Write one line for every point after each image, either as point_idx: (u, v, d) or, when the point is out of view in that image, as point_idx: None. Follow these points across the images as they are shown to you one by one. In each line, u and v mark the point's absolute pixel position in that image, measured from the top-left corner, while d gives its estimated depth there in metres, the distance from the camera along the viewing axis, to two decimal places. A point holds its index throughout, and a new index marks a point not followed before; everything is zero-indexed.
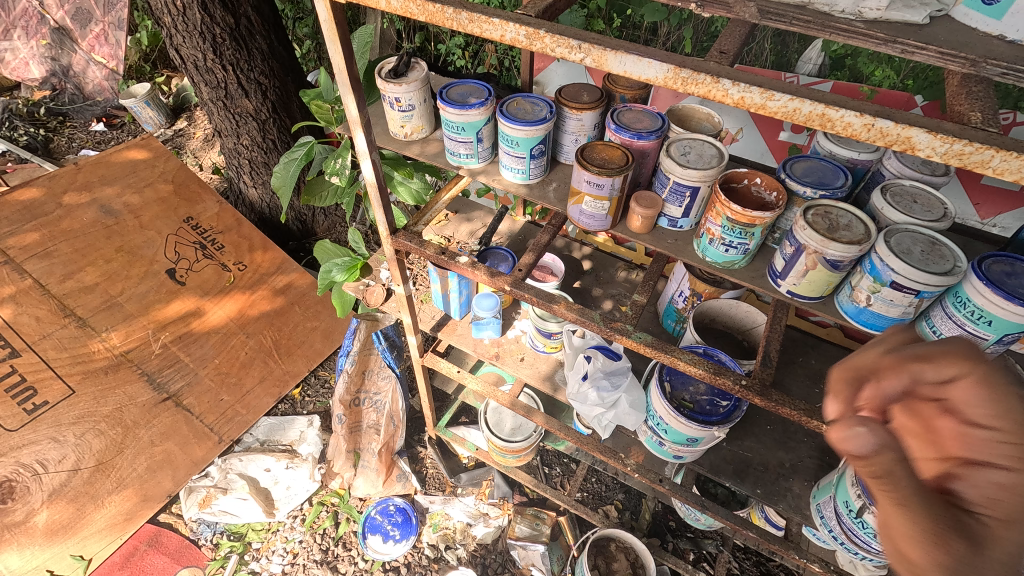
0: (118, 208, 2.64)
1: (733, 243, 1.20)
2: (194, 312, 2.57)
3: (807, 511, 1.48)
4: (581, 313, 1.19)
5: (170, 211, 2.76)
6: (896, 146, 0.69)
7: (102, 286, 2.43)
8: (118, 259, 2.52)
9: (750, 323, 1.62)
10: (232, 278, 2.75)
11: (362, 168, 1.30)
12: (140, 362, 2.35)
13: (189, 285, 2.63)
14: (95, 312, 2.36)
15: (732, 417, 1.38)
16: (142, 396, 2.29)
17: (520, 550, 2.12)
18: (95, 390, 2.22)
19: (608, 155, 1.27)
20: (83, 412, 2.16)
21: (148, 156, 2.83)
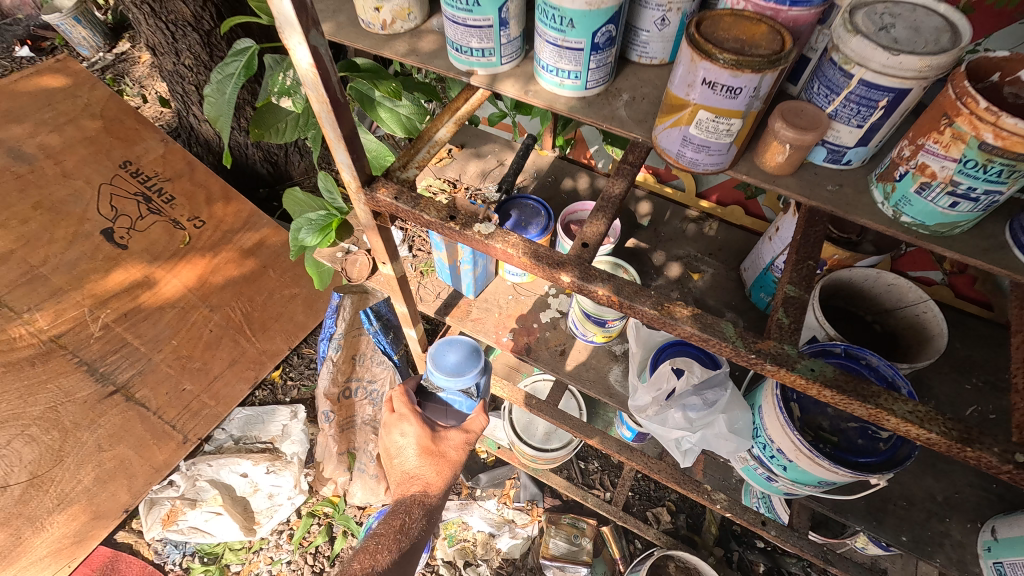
0: (32, 151, 2.05)
1: (971, 192, 0.67)
2: (144, 281, 2.08)
3: (974, 568, 1.05)
4: (704, 327, 0.67)
5: (102, 154, 2.18)
6: None
7: (18, 254, 1.90)
8: (37, 218, 1.97)
9: (896, 302, 1.12)
10: (187, 238, 2.21)
11: (294, 52, 0.68)
12: (75, 349, 1.89)
13: (133, 249, 2.10)
14: (10, 291, 1.86)
15: (898, 457, 0.89)
16: (86, 390, 1.86)
17: (556, 572, 1.70)
18: (19, 386, 1.76)
19: (745, 34, 0.69)
20: (6, 415, 1.72)
21: (66, 84, 2.22)
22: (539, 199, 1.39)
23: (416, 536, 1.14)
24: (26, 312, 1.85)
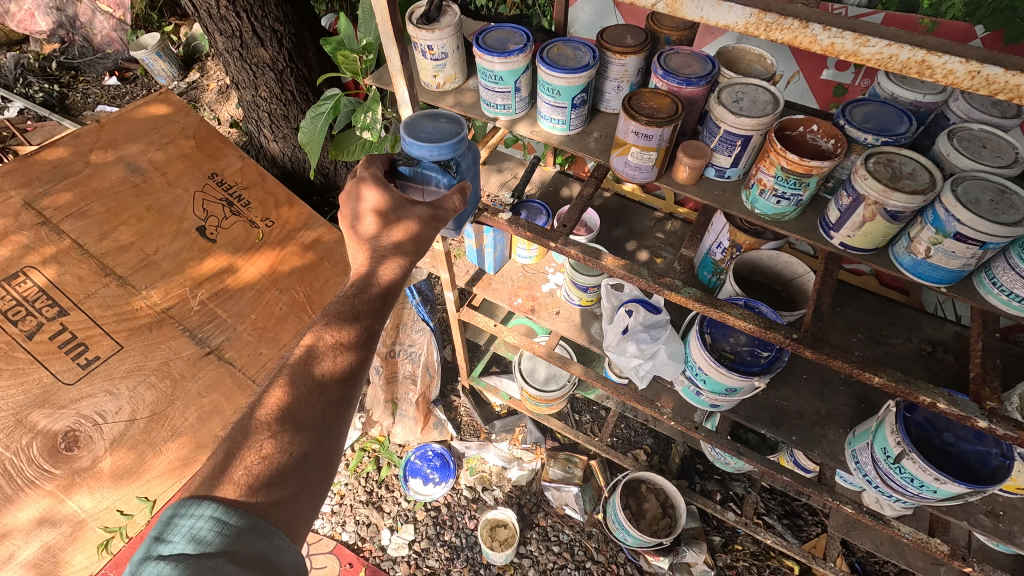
0: (144, 165, 2.35)
1: (786, 194, 1.16)
2: (229, 270, 2.31)
3: (842, 456, 1.52)
4: (629, 268, 1.19)
5: (194, 166, 2.47)
6: (1001, 92, 0.73)
7: (137, 245, 2.15)
8: (150, 217, 2.24)
9: (791, 274, 1.60)
10: (260, 235, 2.48)
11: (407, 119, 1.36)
12: (181, 319, 2.09)
13: (220, 242, 2.35)
14: (133, 272, 2.09)
15: (773, 367, 1.41)
16: (189, 350, 2.04)
17: (554, 491, 2.28)
18: (143, 345, 1.98)
19: (656, 104, 1.21)
20: (133, 366, 1.93)
21: (167, 110, 2.54)
22: (542, 202, 1.90)
23: (357, 359, 1.10)
24: (144, 289, 2.08)
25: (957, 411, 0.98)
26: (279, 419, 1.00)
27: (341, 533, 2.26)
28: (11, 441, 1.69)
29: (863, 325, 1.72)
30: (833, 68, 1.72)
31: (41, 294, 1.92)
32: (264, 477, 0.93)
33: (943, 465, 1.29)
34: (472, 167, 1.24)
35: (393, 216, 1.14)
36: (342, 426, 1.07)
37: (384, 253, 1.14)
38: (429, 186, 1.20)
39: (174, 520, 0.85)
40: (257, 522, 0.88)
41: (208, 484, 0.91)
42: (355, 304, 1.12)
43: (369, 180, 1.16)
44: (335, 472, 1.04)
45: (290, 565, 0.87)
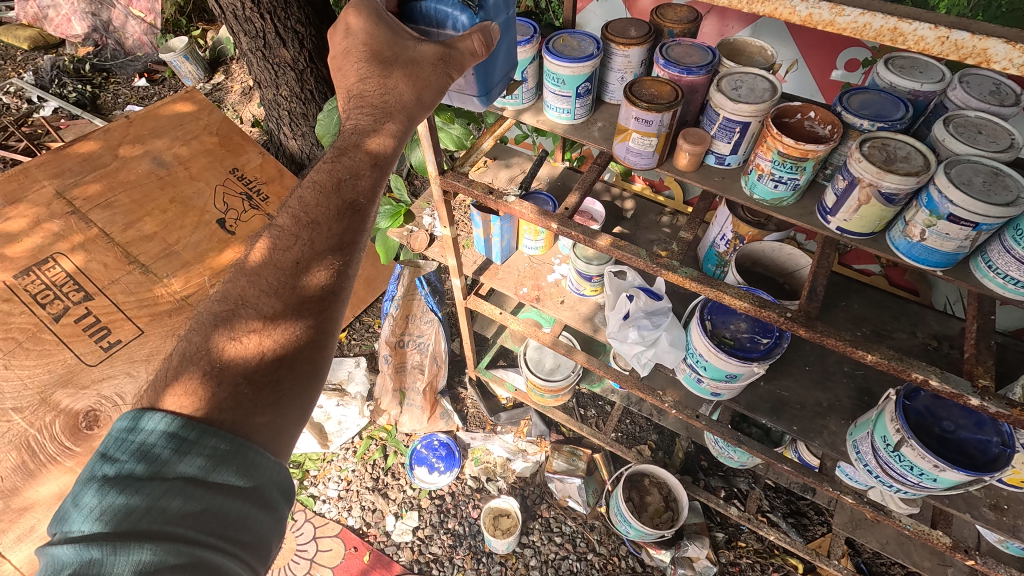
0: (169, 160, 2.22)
1: (784, 178, 1.19)
2: None
3: (843, 447, 1.51)
4: (627, 250, 1.31)
5: (217, 162, 2.34)
6: (970, 57, 0.80)
7: (160, 235, 2.02)
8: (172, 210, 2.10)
9: (793, 266, 1.62)
10: None
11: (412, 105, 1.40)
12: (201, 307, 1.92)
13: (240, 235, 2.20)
14: (156, 260, 1.96)
15: (772, 353, 1.44)
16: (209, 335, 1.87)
17: (557, 483, 2.35)
18: (164, 330, 1.82)
19: (657, 91, 1.26)
20: (154, 350, 1.78)
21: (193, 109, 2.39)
22: (549, 195, 1.95)
23: (337, 236, 1.06)
24: (165, 276, 1.94)
25: (949, 388, 1.02)
26: (246, 318, 0.98)
27: (347, 518, 2.35)
28: (34, 419, 1.56)
29: (867, 319, 1.71)
30: (843, 69, 1.74)
31: (69, 281, 1.78)
32: (228, 385, 0.92)
33: (943, 453, 1.28)
34: (500, 3, 1.16)
35: (384, 60, 1.11)
36: (321, 325, 1.04)
37: (370, 108, 1.12)
38: (447, 25, 1.17)
39: (124, 437, 0.84)
40: (224, 437, 0.87)
41: (164, 394, 0.90)
42: (330, 175, 1.08)
43: (362, 9, 1.11)
44: (318, 375, 1.03)
45: (266, 482, 0.90)
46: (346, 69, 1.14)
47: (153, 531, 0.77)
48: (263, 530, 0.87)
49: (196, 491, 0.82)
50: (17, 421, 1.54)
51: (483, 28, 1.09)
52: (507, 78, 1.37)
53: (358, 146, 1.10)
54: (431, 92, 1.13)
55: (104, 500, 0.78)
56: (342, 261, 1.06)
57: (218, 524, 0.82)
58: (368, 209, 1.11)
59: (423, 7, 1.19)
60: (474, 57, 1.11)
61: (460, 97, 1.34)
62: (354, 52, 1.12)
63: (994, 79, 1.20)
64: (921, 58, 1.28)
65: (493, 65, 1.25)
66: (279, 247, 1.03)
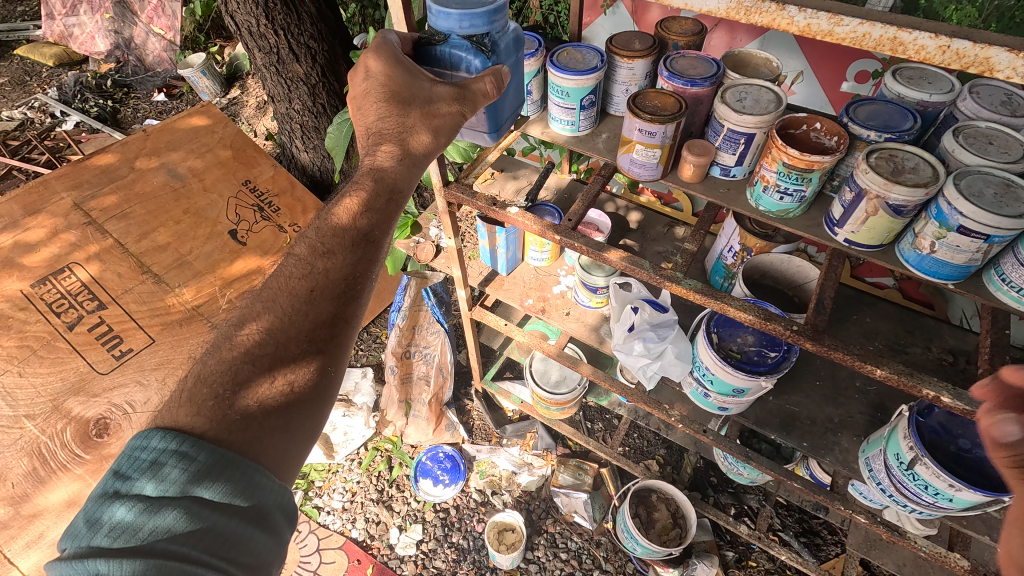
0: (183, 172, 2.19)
1: (789, 190, 1.18)
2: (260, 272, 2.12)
3: (855, 464, 1.47)
4: (632, 261, 1.29)
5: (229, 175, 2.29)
6: (973, 66, 0.79)
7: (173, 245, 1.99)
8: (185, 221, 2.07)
9: (802, 279, 1.59)
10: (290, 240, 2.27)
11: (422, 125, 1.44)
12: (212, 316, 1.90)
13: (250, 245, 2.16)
14: (169, 270, 1.93)
15: (780, 367, 1.41)
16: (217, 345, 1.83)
17: (563, 497, 2.32)
18: (174, 338, 1.81)
19: (660, 103, 1.26)
20: (164, 358, 1.77)
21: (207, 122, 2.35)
22: (555, 206, 1.96)
23: (350, 265, 1.06)
24: (177, 286, 1.91)
25: (961, 405, 1.00)
26: (261, 342, 0.98)
27: (351, 530, 2.33)
28: (45, 426, 1.55)
29: (880, 333, 1.67)
30: (852, 80, 1.73)
31: (84, 290, 1.78)
32: (240, 406, 0.91)
33: (959, 472, 1.25)
34: (507, 46, 1.19)
35: (401, 100, 1.11)
36: (330, 351, 1.04)
37: (390, 146, 1.12)
38: (460, 68, 1.17)
39: (135, 454, 0.84)
40: (234, 458, 0.87)
41: (178, 413, 0.89)
42: (348, 209, 1.09)
43: (381, 51, 1.10)
44: (324, 401, 1.03)
45: (271, 504, 0.88)
46: (365, 109, 1.14)
47: (159, 548, 0.75)
48: (266, 555, 0.85)
49: (202, 511, 0.81)
50: (29, 428, 1.54)
51: (498, 70, 1.10)
52: (513, 116, 1.39)
53: (381, 175, 1.11)
54: (448, 130, 1.14)
55: (113, 517, 0.78)
56: (355, 290, 1.07)
57: (222, 545, 0.80)
58: (382, 241, 1.11)
59: (435, 51, 1.18)
60: (487, 99, 1.11)
61: (469, 134, 1.35)
62: (373, 93, 1.11)
63: (1006, 89, 1.18)
64: (930, 69, 1.27)
65: (502, 104, 1.28)
66: (295, 276, 1.04)
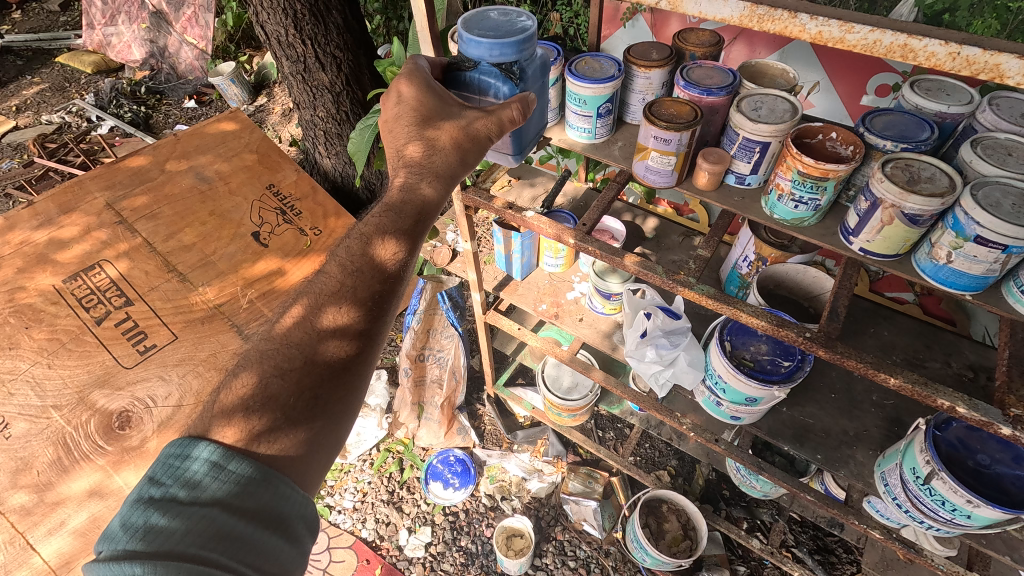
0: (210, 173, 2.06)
1: (804, 199, 1.18)
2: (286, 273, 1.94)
3: (870, 478, 1.45)
4: (645, 266, 1.31)
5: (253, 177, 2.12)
6: (984, 72, 0.80)
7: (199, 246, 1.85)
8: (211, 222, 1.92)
9: (817, 289, 1.58)
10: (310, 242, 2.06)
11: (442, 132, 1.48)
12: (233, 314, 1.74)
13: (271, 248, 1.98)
14: (194, 269, 1.78)
15: (794, 376, 1.41)
16: (239, 344, 1.68)
17: (573, 505, 2.33)
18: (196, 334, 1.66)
19: (676, 111, 1.28)
20: (187, 354, 1.62)
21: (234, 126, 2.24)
22: (570, 213, 1.98)
23: (377, 285, 1.09)
24: (201, 285, 1.76)
25: (977, 416, 0.99)
26: (290, 356, 1.00)
27: (361, 530, 2.35)
28: (71, 417, 1.44)
29: (898, 347, 1.65)
30: (872, 94, 1.73)
31: (113, 286, 1.65)
32: (268, 418, 0.94)
33: (977, 488, 1.22)
34: (533, 73, 1.25)
35: (431, 123, 1.15)
36: (356, 365, 1.05)
37: (418, 161, 1.15)
38: (488, 93, 1.21)
39: (169, 461, 0.88)
40: (261, 468, 0.90)
41: (211, 423, 0.93)
42: (375, 229, 1.11)
43: (414, 78, 1.17)
44: (347, 415, 1.04)
45: (294, 514, 0.90)
46: (395, 133, 1.18)
47: (189, 554, 0.77)
48: (289, 563, 0.86)
49: (229, 519, 0.82)
50: (55, 418, 1.43)
51: (525, 97, 1.14)
52: (536, 139, 1.43)
53: (405, 200, 1.14)
54: (475, 153, 1.18)
55: (147, 522, 0.80)
56: (381, 308, 1.10)
57: (248, 553, 0.82)
58: (408, 261, 1.13)
59: (464, 77, 1.23)
60: (513, 124, 1.15)
61: (494, 156, 1.39)
62: (403, 117, 1.16)
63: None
64: (949, 81, 1.27)
65: (527, 128, 1.32)
66: (325, 293, 1.07)
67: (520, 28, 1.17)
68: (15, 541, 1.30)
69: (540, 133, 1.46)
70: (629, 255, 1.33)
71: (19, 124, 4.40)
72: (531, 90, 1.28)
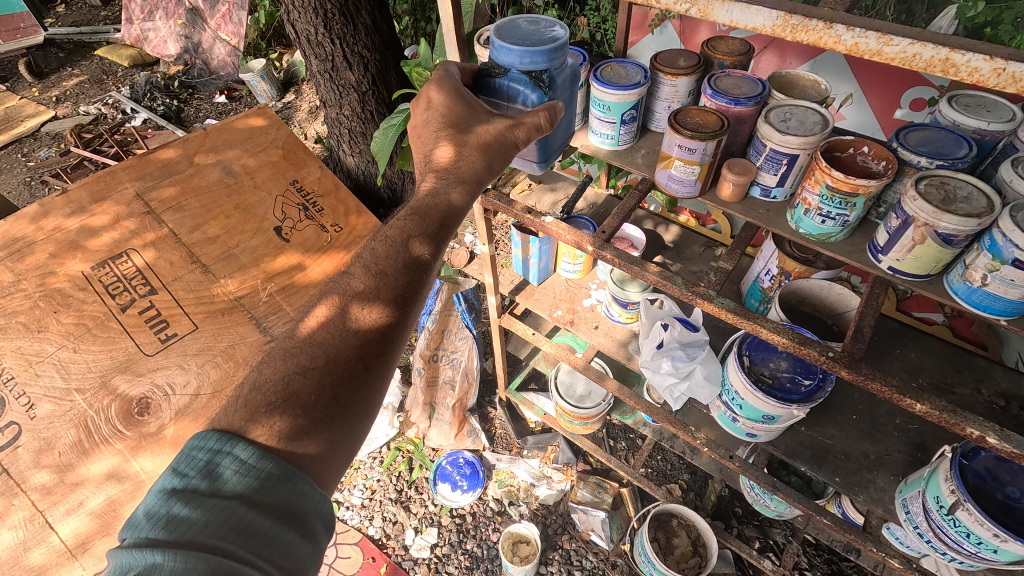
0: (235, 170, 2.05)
1: (832, 214, 1.15)
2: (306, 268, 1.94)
3: (890, 505, 1.40)
4: (664, 277, 1.29)
5: (277, 174, 2.11)
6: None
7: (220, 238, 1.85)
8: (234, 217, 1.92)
9: (842, 307, 1.54)
10: (331, 238, 2.06)
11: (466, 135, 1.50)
12: (250, 307, 1.74)
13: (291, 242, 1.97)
14: (217, 261, 1.79)
15: (814, 397, 1.37)
16: (258, 338, 1.69)
17: (581, 514, 2.32)
18: (216, 325, 1.67)
19: (702, 120, 1.26)
20: (204, 344, 1.63)
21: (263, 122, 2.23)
22: (590, 219, 1.96)
23: (400, 288, 1.09)
24: (223, 277, 1.76)
25: (1010, 448, 0.95)
26: (312, 355, 1.01)
27: (368, 527, 2.37)
28: (92, 401, 1.47)
29: (925, 370, 1.59)
30: (906, 107, 1.68)
31: (138, 275, 1.67)
32: (291, 417, 0.94)
33: (1005, 521, 1.17)
34: (563, 82, 1.25)
35: (458, 129, 1.16)
36: (376, 366, 1.06)
37: (445, 168, 1.16)
38: (516, 100, 1.20)
39: (191, 454, 0.88)
40: (281, 465, 0.90)
41: (234, 418, 0.93)
42: (401, 231, 1.11)
43: (443, 85, 1.18)
44: (368, 415, 1.04)
45: (311, 511, 0.90)
46: (423, 138, 1.19)
47: (209, 544, 0.78)
48: (306, 561, 0.86)
49: (248, 512, 0.83)
50: (78, 401, 1.46)
51: (553, 106, 1.16)
52: (561, 148, 1.43)
53: (430, 204, 1.14)
54: (501, 158, 1.18)
55: (169, 511, 0.80)
56: (403, 309, 1.09)
57: (266, 547, 0.82)
58: (432, 264, 1.13)
59: (493, 83, 1.22)
60: (539, 132, 1.17)
61: (519, 163, 1.38)
62: (431, 122, 1.17)
63: None
64: (990, 97, 1.22)
65: (553, 137, 1.32)
66: (349, 292, 1.07)
67: (551, 37, 1.16)
68: (35, 519, 1.35)
69: (566, 142, 1.45)
70: (648, 264, 1.30)
71: (58, 114, 4.55)
72: (560, 98, 1.27)
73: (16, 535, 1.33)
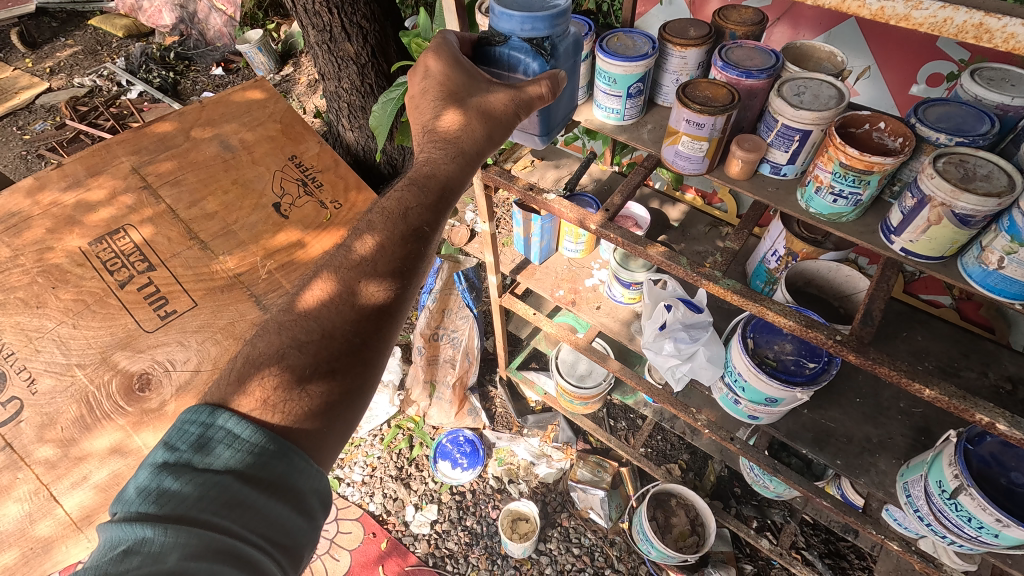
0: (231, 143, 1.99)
1: (844, 192, 1.11)
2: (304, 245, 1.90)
3: (892, 488, 1.39)
4: (670, 257, 1.25)
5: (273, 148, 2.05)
6: None
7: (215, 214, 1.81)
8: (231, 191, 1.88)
9: (850, 288, 1.51)
10: (330, 215, 2.02)
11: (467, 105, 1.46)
12: (249, 283, 1.72)
13: (289, 218, 1.93)
14: (215, 237, 1.76)
15: (818, 379, 1.36)
16: (257, 315, 1.67)
17: (580, 493, 2.34)
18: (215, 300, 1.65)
19: (711, 93, 1.21)
20: (202, 320, 1.61)
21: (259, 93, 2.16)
22: (593, 197, 1.91)
23: (398, 261, 1.06)
24: (221, 254, 1.73)
25: (1019, 435, 0.93)
26: (308, 329, 0.98)
27: (369, 503, 2.39)
28: (93, 376, 1.46)
29: (932, 353, 1.57)
30: (923, 83, 1.62)
31: (136, 251, 1.63)
32: (286, 392, 0.92)
33: (1007, 506, 1.16)
34: (566, 50, 1.20)
35: (457, 98, 1.12)
36: (374, 342, 1.03)
37: (445, 143, 1.12)
38: (517, 70, 1.16)
39: (185, 427, 0.87)
40: (274, 439, 0.88)
41: (230, 393, 0.91)
42: (398, 204, 1.08)
43: (440, 53, 1.14)
44: (367, 390, 1.02)
45: (307, 489, 0.89)
46: (422, 108, 1.15)
47: (202, 519, 0.77)
48: (300, 536, 0.86)
49: (242, 487, 0.82)
50: (78, 376, 1.45)
51: (554, 75, 1.12)
52: (565, 121, 1.39)
53: (427, 176, 1.10)
54: (502, 128, 1.14)
55: (160, 486, 0.79)
56: (403, 284, 1.06)
57: (260, 522, 0.81)
58: (432, 238, 1.10)
59: (493, 52, 1.18)
60: (542, 102, 1.12)
61: (521, 136, 1.34)
62: (430, 92, 1.13)
63: None
64: (1013, 71, 1.16)
65: (556, 107, 1.28)
66: (347, 267, 1.04)
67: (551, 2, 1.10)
68: (40, 492, 1.36)
69: (570, 115, 1.42)
70: (653, 244, 1.27)
71: (53, 86, 4.47)
72: (563, 67, 1.22)
73: (22, 508, 1.34)
